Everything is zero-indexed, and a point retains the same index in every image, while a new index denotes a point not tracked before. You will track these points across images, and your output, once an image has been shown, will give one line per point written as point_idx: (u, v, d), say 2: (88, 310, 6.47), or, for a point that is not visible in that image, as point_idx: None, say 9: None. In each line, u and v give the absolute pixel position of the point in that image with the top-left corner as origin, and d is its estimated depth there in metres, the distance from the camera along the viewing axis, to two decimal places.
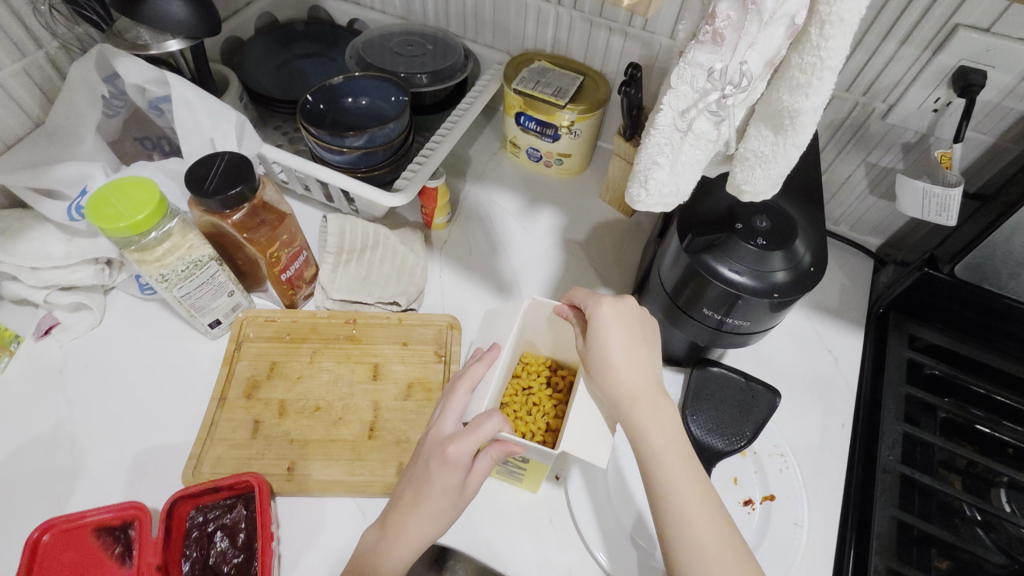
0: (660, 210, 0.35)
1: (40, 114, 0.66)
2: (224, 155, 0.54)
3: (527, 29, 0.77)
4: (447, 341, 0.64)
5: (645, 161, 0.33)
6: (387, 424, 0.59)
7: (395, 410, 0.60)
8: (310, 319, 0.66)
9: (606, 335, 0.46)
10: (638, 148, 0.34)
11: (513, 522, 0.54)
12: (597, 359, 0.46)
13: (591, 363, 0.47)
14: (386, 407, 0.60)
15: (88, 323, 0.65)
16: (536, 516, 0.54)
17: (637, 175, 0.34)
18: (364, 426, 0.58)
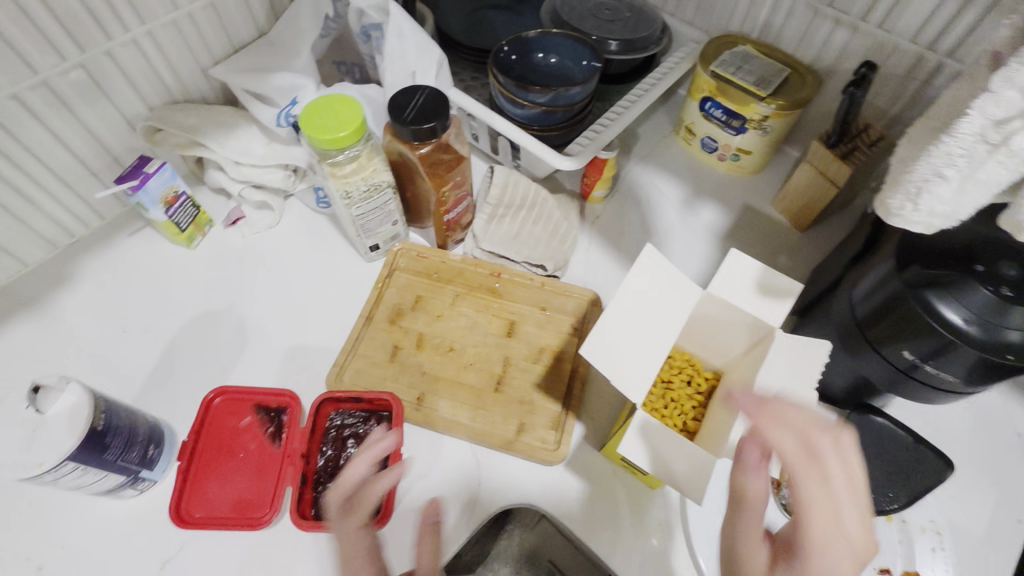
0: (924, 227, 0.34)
1: (266, 25, 0.72)
2: (426, 88, 0.56)
3: (737, 9, 0.71)
4: (585, 315, 0.63)
5: (926, 169, 0.32)
6: (514, 381, 0.59)
7: (524, 371, 0.60)
8: (459, 263, 0.67)
9: (781, 365, 0.43)
10: (916, 159, 0.33)
11: (621, 512, 0.53)
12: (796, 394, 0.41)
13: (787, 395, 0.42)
14: (515, 365, 0.60)
15: (268, 222, 0.71)
16: (645, 515, 0.53)
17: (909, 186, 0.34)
18: (491, 377, 0.59)
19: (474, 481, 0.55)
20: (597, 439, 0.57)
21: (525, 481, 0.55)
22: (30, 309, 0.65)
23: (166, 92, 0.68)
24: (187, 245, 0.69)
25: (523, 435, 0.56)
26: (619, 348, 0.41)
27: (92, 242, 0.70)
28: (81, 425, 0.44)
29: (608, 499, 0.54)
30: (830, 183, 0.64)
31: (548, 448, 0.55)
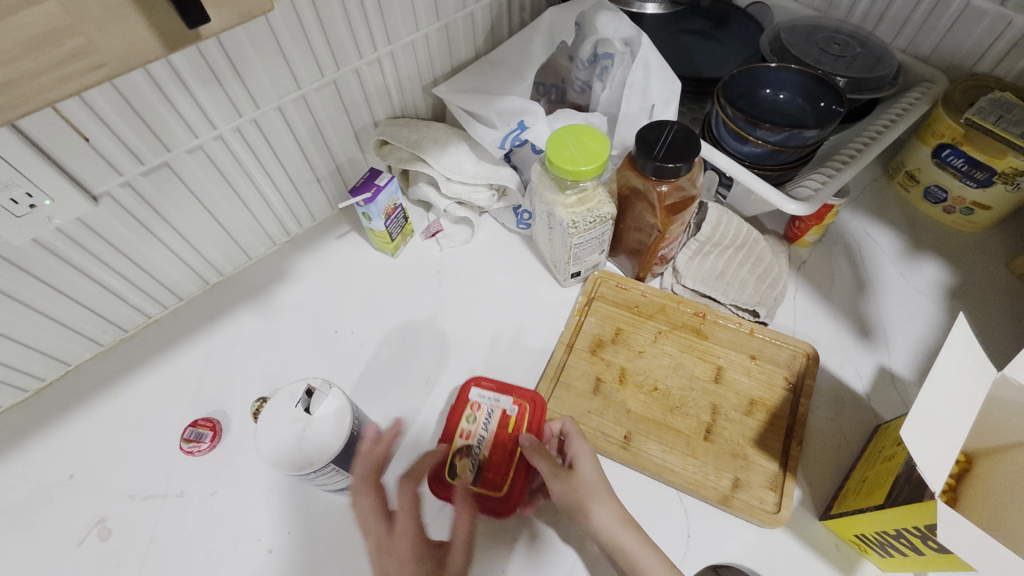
0: None
1: (484, 46, 0.73)
2: (673, 125, 0.55)
3: (993, 50, 0.65)
4: (798, 369, 0.60)
5: None
6: (725, 431, 0.57)
7: (734, 422, 0.57)
8: (659, 296, 0.66)
9: None
10: None
11: None
12: None
13: None
14: (725, 414, 0.58)
15: (465, 237, 0.73)
16: None
17: None
18: (701, 424, 0.57)
19: (685, 531, 0.53)
20: (817, 506, 0.53)
21: (740, 539, 0.52)
22: (252, 302, 0.71)
23: (390, 107, 0.71)
24: (391, 253, 0.72)
25: (739, 491, 0.53)
26: (929, 436, 0.38)
27: (305, 242, 0.75)
28: (344, 428, 0.48)
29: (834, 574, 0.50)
30: None
31: (768, 510, 0.52)
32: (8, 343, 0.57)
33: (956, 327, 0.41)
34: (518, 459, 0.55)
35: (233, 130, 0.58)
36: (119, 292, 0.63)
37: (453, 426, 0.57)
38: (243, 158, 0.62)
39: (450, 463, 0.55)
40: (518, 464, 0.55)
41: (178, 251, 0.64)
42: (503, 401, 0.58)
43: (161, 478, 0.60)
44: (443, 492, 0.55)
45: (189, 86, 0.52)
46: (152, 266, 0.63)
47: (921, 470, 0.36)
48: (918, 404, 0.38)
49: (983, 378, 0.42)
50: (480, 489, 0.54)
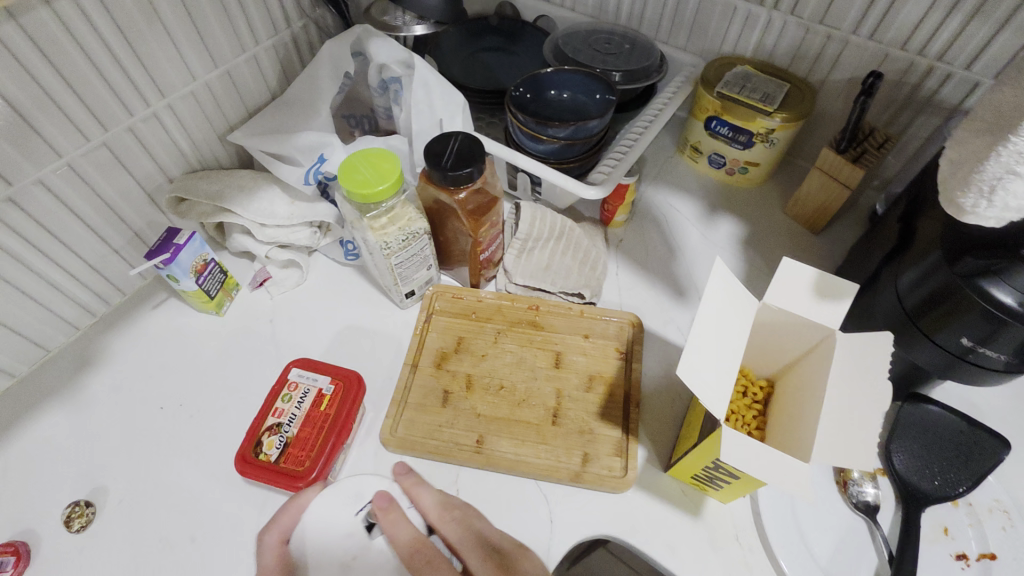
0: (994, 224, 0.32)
1: (278, 88, 0.73)
2: (458, 134, 0.57)
3: (728, 32, 0.76)
4: (627, 338, 0.64)
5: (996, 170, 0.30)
6: (570, 411, 0.59)
7: (577, 401, 0.60)
8: (494, 298, 0.68)
9: (840, 364, 0.44)
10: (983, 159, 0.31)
11: (698, 528, 0.53)
12: (852, 390, 0.42)
13: (842, 392, 0.43)
14: (569, 395, 0.60)
15: (295, 280, 0.71)
16: (721, 531, 0.53)
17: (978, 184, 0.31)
18: (548, 411, 0.59)
19: (547, 517, 0.54)
20: (661, 459, 0.57)
21: (597, 511, 0.54)
22: (60, 398, 0.63)
23: (186, 162, 0.68)
24: (216, 311, 0.68)
25: (589, 464, 0.55)
26: (706, 368, 0.42)
27: (117, 320, 0.69)
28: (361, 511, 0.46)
29: (684, 517, 0.54)
30: (840, 185, 0.67)
31: (616, 475, 0.55)
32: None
33: (716, 265, 0.45)
34: (326, 436, 0.53)
35: None
36: None
37: (274, 405, 0.55)
38: (6, 243, 0.55)
39: (260, 439, 0.53)
40: (326, 442, 0.53)
41: None
42: (320, 381, 0.57)
43: None
44: (246, 470, 0.52)
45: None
46: None
47: (699, 401, 0.39)
48: (693, 341, 0.42)
49: (746, 308, 0.47)
50: (283, 466, 0.52)
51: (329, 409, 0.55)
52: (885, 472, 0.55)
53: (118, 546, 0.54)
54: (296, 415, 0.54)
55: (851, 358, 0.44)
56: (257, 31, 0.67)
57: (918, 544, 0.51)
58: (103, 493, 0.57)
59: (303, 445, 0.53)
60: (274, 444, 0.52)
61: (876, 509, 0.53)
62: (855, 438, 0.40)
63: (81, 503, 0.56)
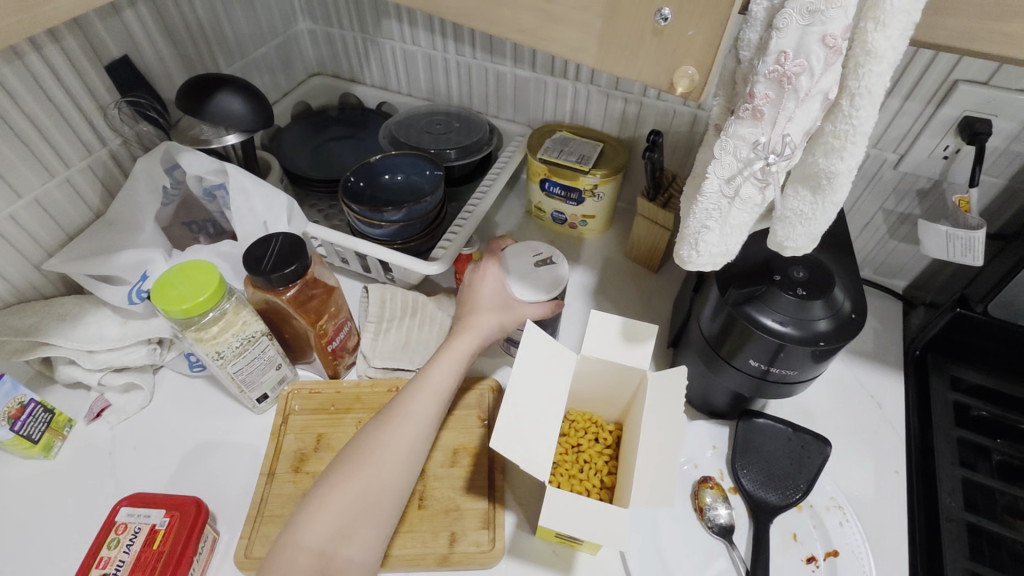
0: (710, 269, 0.36)
1: (102, 206, 0.70)
2: (279, 236, 0.58)
3: (546, 103, 0.83)
4: (488, 405, 0.65)
5: (694, 226, 0.35)
6: (436, 492, 0.58)
7: (442, 480, 0.59)
8: (354, 387, 0.67)
9: (653, 403, 0.47)
10: (685, 215, 0.36)
11: None
12: (664, 428, 0.45)
13: (656, 431, 0.45)
14: (433, 474, 0.59)
15: (139, 403, 0.67)
16: None
17: (686, 237, 0.36)
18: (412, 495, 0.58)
19: None
20: (529, 522, 0.57)
21: None
22: None
23: None
24: (44, 455, 0.62)
25: (456, 545, 0.54)
26: (523, 432, 0.43)
27: None
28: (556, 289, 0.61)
29: None
30: (661, 227, 0.74)
31: (484, 550, 0.54)
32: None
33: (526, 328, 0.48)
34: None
35: None
36: None
37: (99, 554, 0.50)
38: None
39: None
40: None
41: None
42: (151, 517, 0.52)
43: None
44: None
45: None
46: None
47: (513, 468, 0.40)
48: (506, 407, 0.43)
49: (564, 365, 0.49)
50: None
51: (162, 547, 0.50)
52: (737, 490, 0.58)
53: None
54: (123, 562, 0.49)
55: (659, 396, 0.47)
56: (66, 154, 0.65)
57: (771, 556, 0.54)
58: None
59: None
60: None
61: (732, 530, 0.55)
62: (663, 477, 0.42)
63: None
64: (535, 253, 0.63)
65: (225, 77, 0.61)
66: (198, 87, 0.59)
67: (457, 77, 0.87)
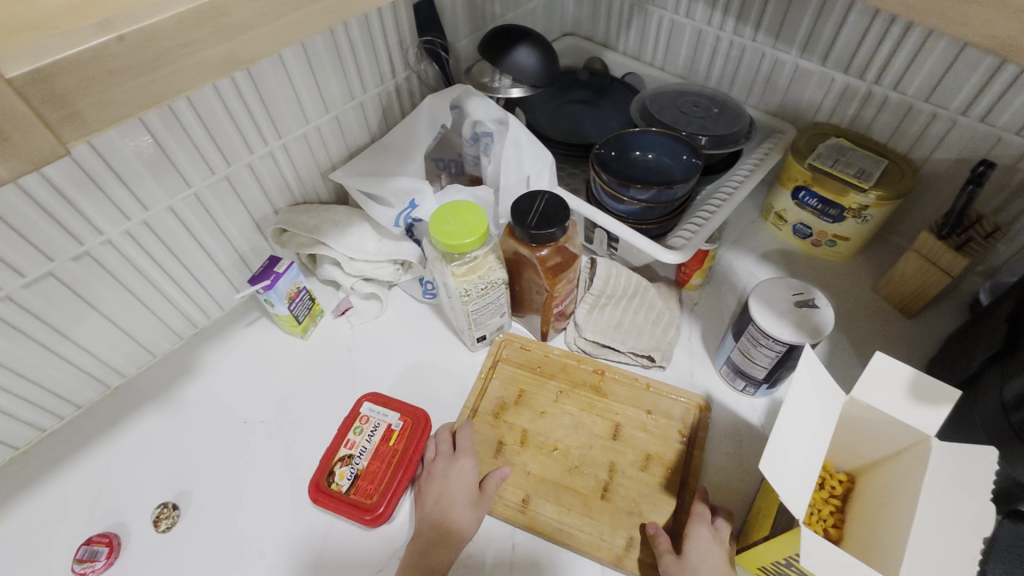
0: None
1: (377, 132, 0.78)
2: (544, 194, 0.59)
3: (824, 102, 0.75)
4: (690, 423, 0.62)
5: None
6: (622, 490, 0.58)
7: (631, 482, 0.59)
8: (559, 357, 0.68)
9: (936, 474, 0.41)
10: None
11: None
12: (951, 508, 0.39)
13: (937, 506, 0.40)
14: (622, 471, 0.59)
15: (374, 312, 0.75)
16: None
17: None
18: (599, 483, 0.58)
19: None
20: None
21: None
22: (159, 403, 0.69)
23: (290, 195, 0.73)
24: (301, 335, 0.73)
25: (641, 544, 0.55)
26: (789, 466, 0.40)
27: (213, 335, 0.74)
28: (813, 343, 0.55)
29: None
30: (940, 271, 0.64)
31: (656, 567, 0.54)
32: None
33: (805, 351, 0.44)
34: (394, 472, 0.59)
35: (123, 234, 0.59)
36: (7, 408, 0.60)
37: (349, 437, 0.61)
38: (137, 260, 0.62)
39: (332, 469, 0.60)
40: (394, 475, 0.59)
41: (69, 356, 0.62)
42: (390, 418, 0.63)
43: None
44: (319, 498, 0.58)
45: (66, 196, 0.53)
46: (42, 377, 0.61)
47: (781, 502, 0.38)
48: (775, 434, 0.40)
49: (832, 402, 0.45)
50: (353, 497, 0.58)
51: (397, 445, 0.61)
52: None
53: (196, 553, 0.58)
54: (365, 449, 0.61)
55: (947, 470, 0.41)
56: (366, 81, 0.72)
57: None
58: (188, 498, 0.61)
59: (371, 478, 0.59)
60: (346, 476, 0.59)
61: None
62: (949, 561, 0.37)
63: (168, 506, 0.60)
64: (794, 291, 0.57)
65: (525, 31, 0.62)
66: (497, 42, 0.61)
67: (724, 59, 0.81)
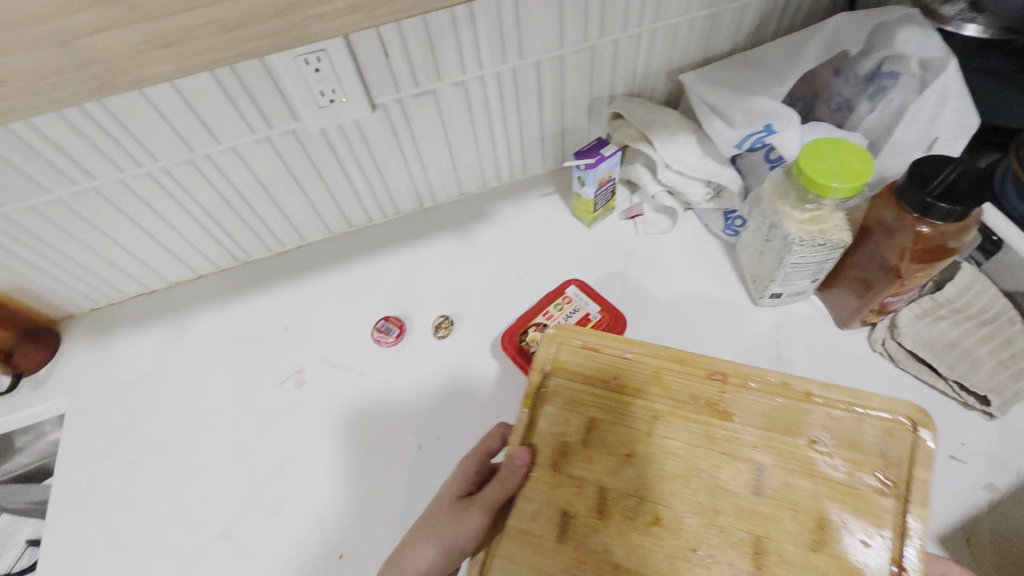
0: None
1: (741, 43, 0.71)
2: (963, 162, 0.48)
3: None
4: (909, 457, 0.40)
5: None
6: (839, 547, 0.38)
7: (795, 561, 0.38)
8: (671, 374, 0.45)
9: None
10: None
11: None
12: None
13: None
14: (783, 543, 0.39)
15: (662, 228, 0.72)
16: None
17: None
18: (749, 546, 0.39)
19: None
20: None
21: None
22: (454, 232, 0.77)
23: (631, 84, 0.71)
24: (586, 223, 0.74)
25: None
26: None
27: (510, 192, 0.79)
28: None
29: None
30: None
31: None
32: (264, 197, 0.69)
33: None
34: None
35: (493, 72, 0.64)
36: (358, 189, 0.73)
37: (549, 311, 0.59)
38: (491, 100, 0.67)
39: (527, 329, 0.58)
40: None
41: (410, 165, 0.72)
42: (591, 307, 0.59)
43: (348, 353, 0.68)
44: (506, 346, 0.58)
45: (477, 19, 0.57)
46: (388, 174, 0.72)
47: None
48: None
49: None
50: None
51: None
52: None
53: (456, 366, 0.65)
54: (561, 324, 0.58)
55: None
56: None
57: None
58: (460, 318, 0.68)
59: None
60: (538, 340, 0.57)
61: None
62: None
63: (446, 319, 0.68)
64: None
65: None
66: None
67: None
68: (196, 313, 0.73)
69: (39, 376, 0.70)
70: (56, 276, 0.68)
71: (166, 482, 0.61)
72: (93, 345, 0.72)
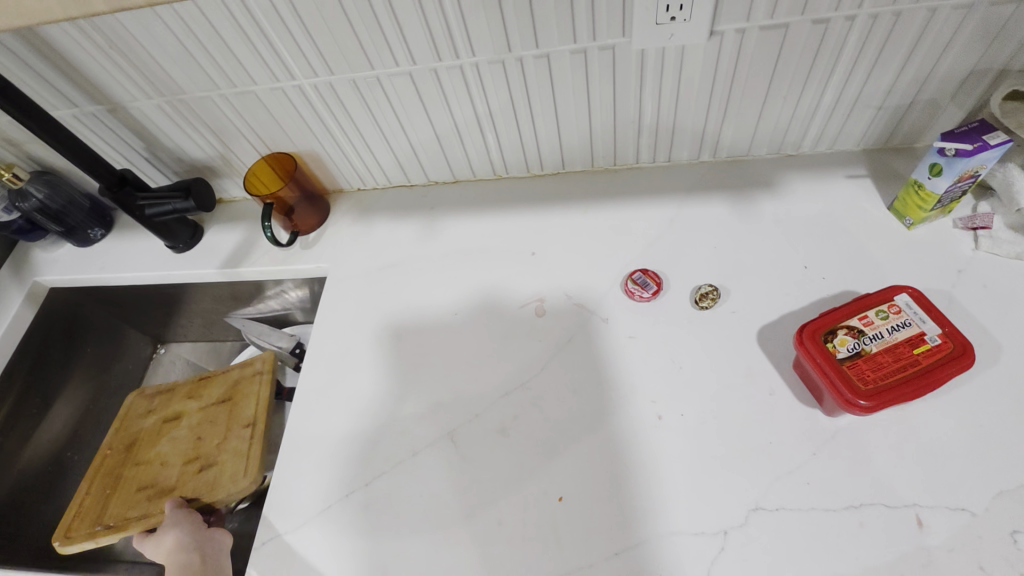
0: None
1: None
2: None
3: None
4: (267, 365, 0.75)
5: None
6: (192, 478, 0.67)
7: (194, 474, 0.67)
8: (199, 390, 0.77)
9: None
10: None
11: None
12: None
13: None
14: (184, 475, 0.68)
15: (1020, 252, 0.56)
16: None
17: None
18: (186, 466, 0.69)
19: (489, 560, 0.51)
20: None
21: None
22: (731, 194, 0.67)
23: None
24: (908, 222, 0.60)
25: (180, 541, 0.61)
26: None
27: (809, 165, 0.67)
28: None
29: None
30: None
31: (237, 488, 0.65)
32: (552, 114, 0.65)
33: None
34: (904, 380, 0.45)
35: (871, 14, 0.52)
36: (644, 127, 0.66)
37: (866, 315, 0.49)
38: (847, 50, 0.55)
39: (835, 329, 0.48)
40: (905, 386, 0.45)
41: (712, 112, 0.63)
42: (928, 325, 0.47)
43: (594, 295, 0.63)
44: (804, 343, 0.49)
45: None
46: (684, 118, 0.64)
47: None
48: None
49: None
50: (842, 367, 0.47)
51: (923, 358, 0.46)
52: None
53: (714, 342, 0.57)
54: (882, 335, 0.47)
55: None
56: None
57: None
58: (728, 293, 0.60)
59: (870, 366, 0.46)
60: (849, 345, 0.47)
61: None
62: None
63: (713, 290, 0.60)
64: None
65: None
66: None
67: None
68: (449, 215, 0.74)
69: (310, 238, 0.76)
70: (344, 150, 0.72)
71: (402, 370, 0.63)
72: (356, 223, 0.76)
